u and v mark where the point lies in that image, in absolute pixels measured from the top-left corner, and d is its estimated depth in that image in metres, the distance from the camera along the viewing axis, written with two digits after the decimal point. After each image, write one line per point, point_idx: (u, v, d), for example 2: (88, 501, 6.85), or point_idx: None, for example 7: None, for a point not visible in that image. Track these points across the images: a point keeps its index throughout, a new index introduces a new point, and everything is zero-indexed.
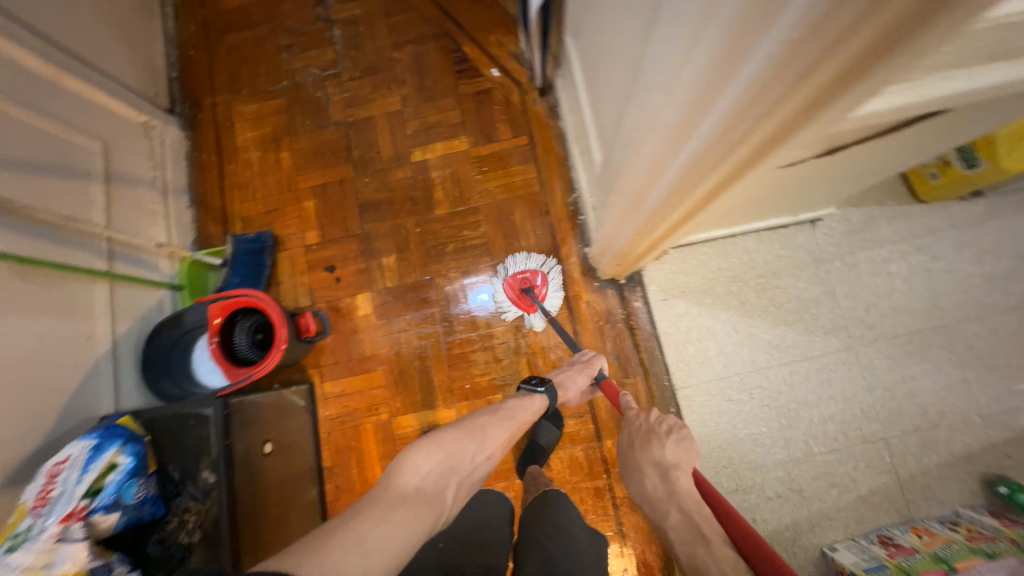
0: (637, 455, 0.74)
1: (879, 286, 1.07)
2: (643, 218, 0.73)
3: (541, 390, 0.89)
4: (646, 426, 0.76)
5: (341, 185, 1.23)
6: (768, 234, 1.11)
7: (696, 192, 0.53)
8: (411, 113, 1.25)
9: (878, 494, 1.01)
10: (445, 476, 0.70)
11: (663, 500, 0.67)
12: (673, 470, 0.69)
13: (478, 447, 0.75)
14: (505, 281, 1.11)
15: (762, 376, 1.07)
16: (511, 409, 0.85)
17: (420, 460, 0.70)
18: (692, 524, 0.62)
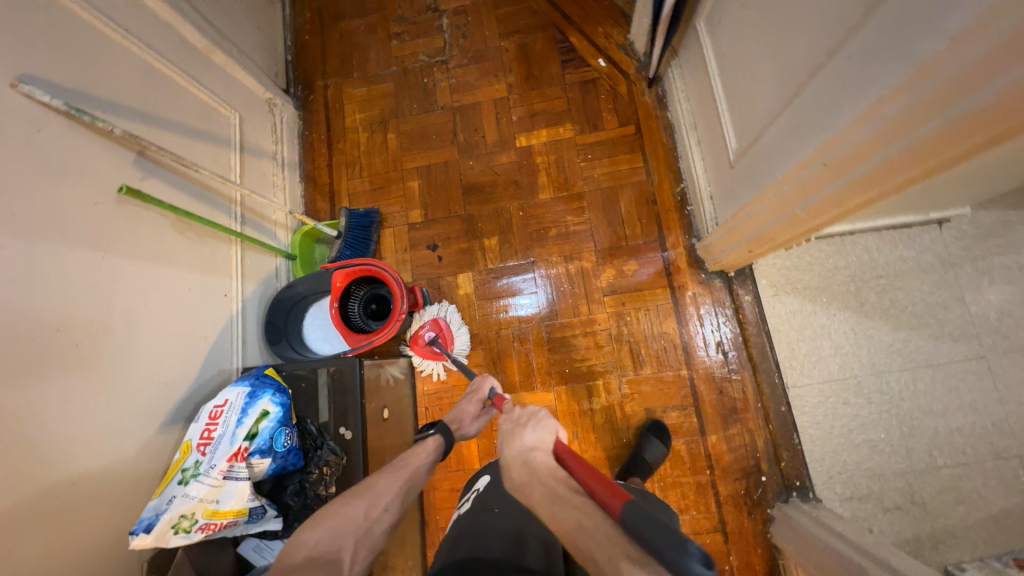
0: (502, 453, 0.69)
1: (1015, 294, 1.01)
2: (804, 219, 0.69)
3: (433, 432, 0.82)
4: (509, 425, 0.72)
5: (446, 167, 1.25)
6: (890, 233, 1.06)
7: (899, 183, 0.54)
8: (517, 101, 1.26)
9: (1011, 515, 0.94)
10: (337, 539, 0.59)
11: (525, 482, 0.63)
12: (531, 453, 0.66)
13: (373, 503, 0.64)
14: (410, 341, 1.13)
15: (882, 381, 1.02)
16: (400, 460, 0.74)
17: (304, 534, 0.60)
18: (552, 491, 0.60)
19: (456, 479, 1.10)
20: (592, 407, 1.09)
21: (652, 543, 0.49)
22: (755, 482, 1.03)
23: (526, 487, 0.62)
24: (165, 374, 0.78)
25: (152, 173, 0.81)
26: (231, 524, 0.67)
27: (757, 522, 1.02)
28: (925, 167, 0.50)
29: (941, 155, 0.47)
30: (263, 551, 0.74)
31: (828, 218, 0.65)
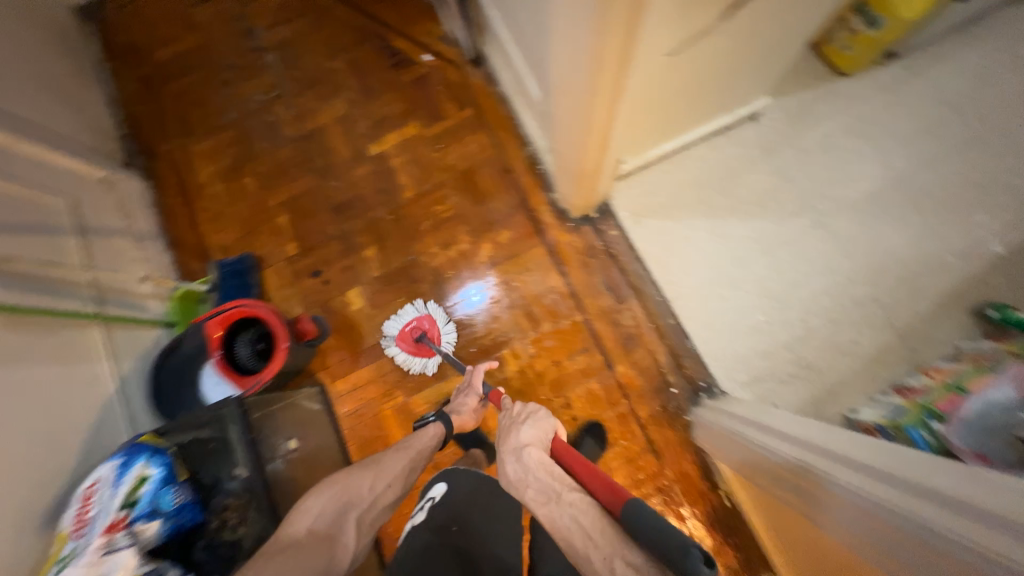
0: (500, 448, 0.75)
1: (831, 160, 1.13)
2: (586, 135, 0.76)
3: (433, 419, 0.91)
4: (508, 422, 0.80)
5: (309, 194, 1.26)
6: (717, 139, 1.16)
7: (613, 68, 0.59)
8: (360, 113, 1.29)
9: (882, 351, 1.04)
10: (340, 513, 0.72)
11: (519, 478, 0.67)
12: (524, 447, 0.72)
13: (374, 479, 0.77)
14: (397, 336, 1.13)
15: (748, 270, 1.10)
16: (407, 442, 0.86)
17: (309, 504, 0.71)
18: (543, 485, 0.64)
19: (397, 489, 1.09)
20: (507, 376, 1.12)
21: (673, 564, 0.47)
22: (669, 396, 1.09)
23: (519, 481, 0.66)
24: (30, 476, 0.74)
25: None
26: None
27: (681, 431, 1.07)
28: (616, 44, 0.55)
29: (614, 28, 0.53)
30: None
31: (595, 127, 0.73)
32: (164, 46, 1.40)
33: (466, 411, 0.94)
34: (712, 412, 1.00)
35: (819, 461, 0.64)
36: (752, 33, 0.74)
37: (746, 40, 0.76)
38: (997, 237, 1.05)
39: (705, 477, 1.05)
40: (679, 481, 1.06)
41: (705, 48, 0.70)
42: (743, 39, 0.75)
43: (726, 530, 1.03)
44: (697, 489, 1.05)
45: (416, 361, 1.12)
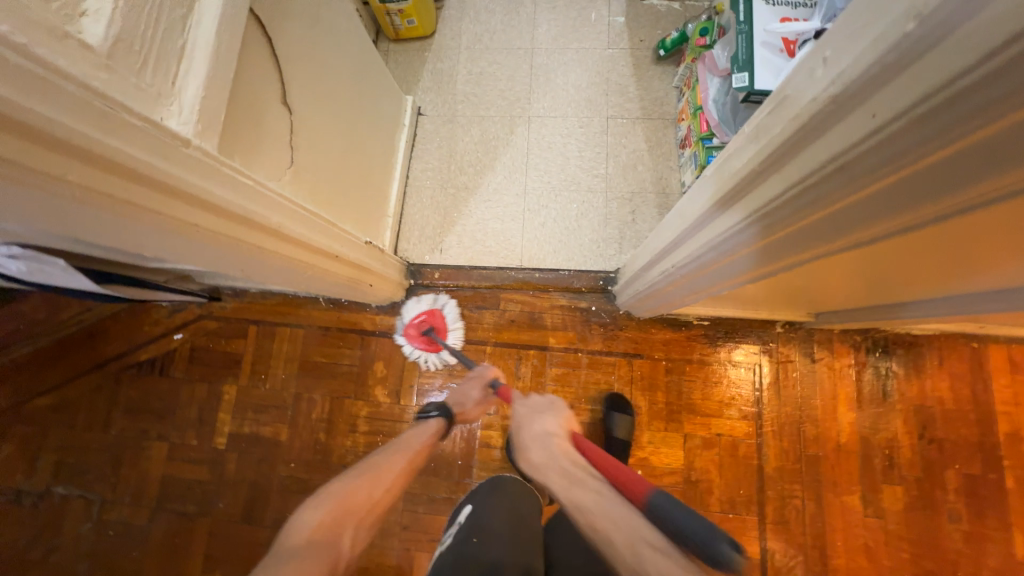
0: (523, 435, 0.70)
1: (489, 82, 1.27)
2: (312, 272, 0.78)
3: (433, 414, 0.91)
4: (527, 410, 0.74)
5: (216, 533, 1.11)
6: (417, 149, 1.24)
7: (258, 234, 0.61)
8: (179, 432, 1.18)
9: (651, 136, 1.20)
10: (340, 522, 0.64)
11: (542, 463, 0.64)
12: (551, 435, 0.68)
13: (373, 483, 0.73)
14: (406, 332, 1.12)
15: (533, 192, 1.19)
16: (403, 441, 0.84)
17: (304, 515, 0.64)
18: (569, 471, 0.61)
19: None
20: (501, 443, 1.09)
21: (675, 528, 0.51)
22: (596, 314, 1.12)
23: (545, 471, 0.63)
24: None
25: None
26: None
27: (630, 323, 1.11)
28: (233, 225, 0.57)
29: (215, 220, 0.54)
30: None
31: (308, 260, 0.74)
32: None
33: (470, 402, 0.93)
34: (671, 274, 0.74)
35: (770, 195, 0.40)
36: (327, 93, 0.81)
37: (331, 107, 0.82)
38: (613, 15, 1.27)
39: (678, 325, 1.09)
40: (671, 348, 1.09)
41: (305, 145, 0.75)
42: (326, 103, 0.80)
43: (729, 337, 1.08)
44: (684, 341, 1.09)
45: (425, 355, 1.11)
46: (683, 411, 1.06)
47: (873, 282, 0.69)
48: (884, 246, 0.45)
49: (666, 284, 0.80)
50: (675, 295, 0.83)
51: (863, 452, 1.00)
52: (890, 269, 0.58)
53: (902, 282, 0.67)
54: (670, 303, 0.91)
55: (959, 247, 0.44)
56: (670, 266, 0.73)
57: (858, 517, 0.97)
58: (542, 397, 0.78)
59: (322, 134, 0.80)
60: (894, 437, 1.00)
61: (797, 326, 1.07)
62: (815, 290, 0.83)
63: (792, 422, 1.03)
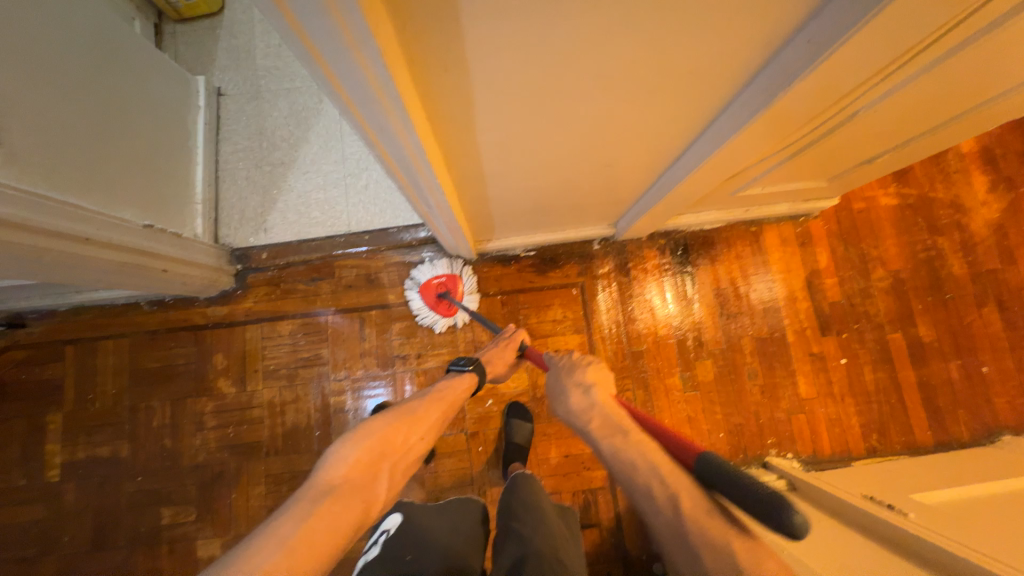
0: (558, 385, 0.82)
1: (288, 52, 1.23)
2: (57, 259, 0.74)
3: (468, 367, 0.89)
4: (568, 363, 0.84)
5: (66, 571, 1.03)
6: (221, 131, 1.19)
7: None
8: (1, 477, 1.07)
9: None
10: (377, 462, 0.67)
11: (582, 412, 0.76)
12: (589, 387, 0.78)
13: (409, 430, 0.73)
14: (421, 288, 1.11)
15: (351, 157, 1.19)
16: (444, 391, 0.84)
17: (346, 452, 0.66)
18: (611, 422, 0.71)
19: None
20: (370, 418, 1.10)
21: (726, 491, 0.52)
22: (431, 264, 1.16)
23: (585, 418, 0.75)
24: None
25: None
26: None
27: (463, 266, 1.16)
28: None
29: None
30: None
31: (40, 245, 0.69)
32: None
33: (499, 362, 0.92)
34: (387, 159, 0.62)
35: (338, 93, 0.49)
36: (59, 69, 0.76)
37: (64, 84, 0.77)
38: None
39: (508, 260, 1.16)
40: (504, 282, 1.15)
41: (23, 126, 0.69)
42: (60, 80, 0.76)
43: (553, 261, 1.16)
44: (514, 273, 1.16)
45: (433, 315, 1.11)
46: None
47: (590, 167, 0.76)
48: (491, 96, 0.49)
49: (397, 174, 0.68)
50: (416, 188, 0.73)
51: (677, 339, 1.13)
52: (579, 137, 0.63)
53: (611, 164, 0.76)
54: (436, 211, 0.83)
55: (541, 105, 0.52)
56: (380, 151, 0.60)
57: (679, 395, 1.10)
58: (572, 352, 0.87)
59: (58, 109, 0.76)
60: (702, 319, 1.14)
61: (610, 241, 1.18)
62: (565, 191, 0.86)
63: (616, 327, 1.14)
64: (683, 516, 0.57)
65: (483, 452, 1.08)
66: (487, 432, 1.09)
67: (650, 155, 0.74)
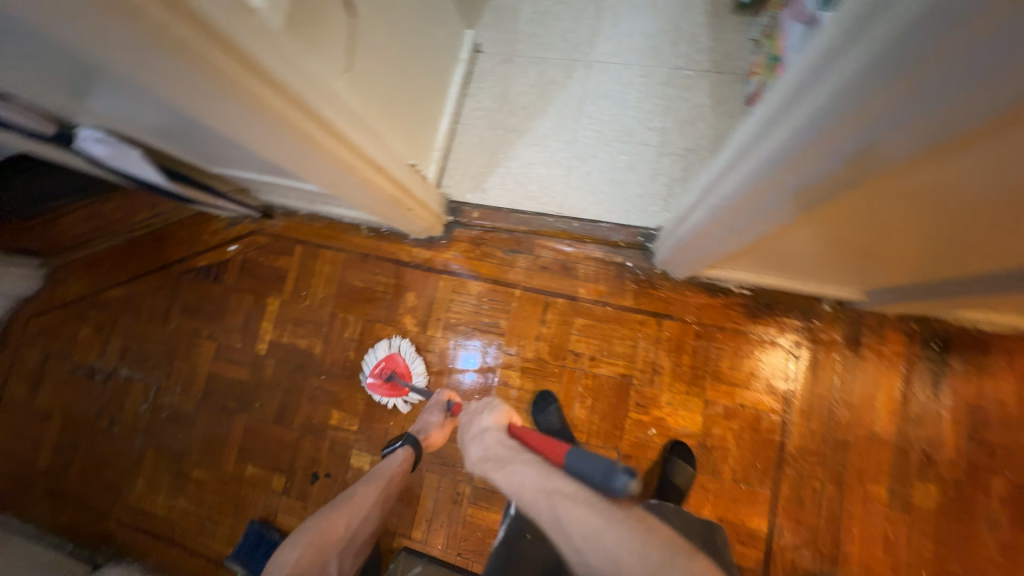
0: (464, 434, 0.78)
1: (551, 22, 1.23)
2: (357, 180, 0.80)
3: (399, 445, 0.95)
4: (467, 416, 0.80)
5: (250, 430, 1.22)
6: (471, 86, 1.23)
7: (313, 129, 0.65)
8: (226, 336, 1.28)
9: (716, 92, 1.13)
10: (316, 559, 0.80)
11: (479, 461, 0.70)
12: (485, 430, 0.73)
13: (350, 514, 0.86)
14: (370, 384, 1.14)
15: (582, 140, 1.16)
16: (376, 472, 0.93)
17: (284, 558, 0.80)
18: (497, 455, 0.68)
19: None
20: (528, 405, 1.09)
21: (589, 480, 0.57)
22: (631, 271, 1.10)
23: (483, 467, 0.69)
24: None
25: None
26: None
27: (664, 283, 1.08)
28: (291, 109, 0.60)
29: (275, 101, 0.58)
30: None
31: (356, 167, 0.76)
32: (36, 452, 1.33)
33: (430, 428, 0.95)
34: (773, 180, 0.54)
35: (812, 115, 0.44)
36: (396, 7, 0.82)
37: (395, 23, 0.83)
38: None
39: (717, 291, 1.06)
40: (705, 313, 1.05)
41: (363, 50, 0.75)
42: (393, 19, 0.82)
43: (771, 308, 1.03)
44: (720, 307, 1.05)
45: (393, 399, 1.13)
46: (707, 378, 1.03)
47: (945, 247, 0.63)
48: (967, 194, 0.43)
49: (746, 194, 0.60)
50: (741, 213, 0.65)
51: (899, 445, 0.94)
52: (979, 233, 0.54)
53: (974, 252, 0.62)
54: (722, 238, 0.74)
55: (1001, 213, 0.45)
56: (779, 169, 0.52)
57: (880, 509, 0.93)
58: (471, 402, 0.83)
59: (385, 44, 0.81)
60: (939, 433, 0.93)
61: (848, 306, 1.01)
62: (875, 252, 0.73)
63: (823, 405, 0.98)
64: (558, 508, 0.57)
65: None
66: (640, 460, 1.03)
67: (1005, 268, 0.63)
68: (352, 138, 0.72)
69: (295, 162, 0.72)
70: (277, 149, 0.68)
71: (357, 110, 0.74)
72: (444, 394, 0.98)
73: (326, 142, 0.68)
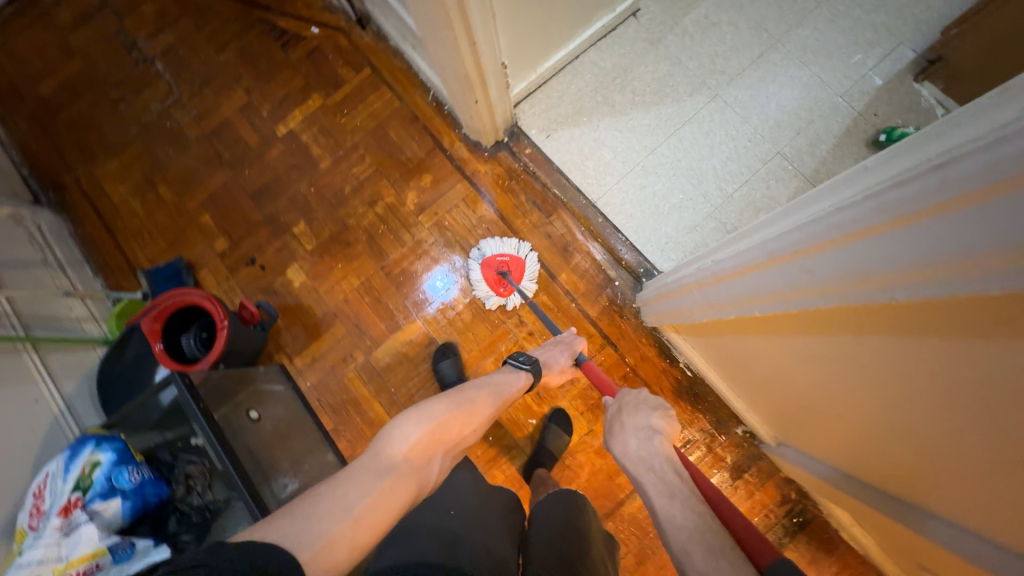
0: (621, 421, 0.67)
1: (712, 37, 1.18)
2: (450, 43, 0.79)
3: (525, 367, 0.87)
4: (635, 401, 0.70)
5: (227, 188, 1.25)
6: (605, 41, 1.19)
7: None
8: (259, 99, 1.29)
9: (796, 198, 1.10)
10: (433, 447, 0.64)
11: (642, 461, 0.60)
12: (655, 435, 0.63)
13: (468, 422, 0.71)
14: (482, 261, 1.12)
15: (659, 155, 1.15)
16: (499, 384, 0.82)
17: (408, 427, 0.63)
18: (668, 485, 0.56)
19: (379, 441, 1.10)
20: (454, 332, 1.13)
21: None
22: (614, 290, 1.12)
23: (640, 464, 0.60)
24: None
25: None
26: (94, 570, 0.64)
27: (632, 318, 1.11)
28: None
29: None
30: None
31: (457, 31, 0.75)
32: (46, 78, 1.36)
33: (558, 367, 0.91)
34: (758, 266, 0.58)
35: (793, 231, 0.51)
36: None
37: None
38: (874, 72, 1.13)
39: (665, 355, 1.09)
40: (642, 365, 1.09)
41: None
42: None
43: (695, 398, 1.07)
44: (658, 368, 1.09)
45: (484, 288, 1.11)
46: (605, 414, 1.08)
47: (834, 421, 0.70)
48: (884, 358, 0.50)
49: (731, 270, 0.65)
50: (722, 286, 0.69)
51: None
52: (862, 418, 0.62)
53: (867, 444, 0.66)
54: (697, 303, 0.80)
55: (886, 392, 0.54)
56: (766, 259, 0.57)
57: None
58: (634, 392, 0.74)
59: None
60: None
61: (755, 442, 1.04)
62: (796, 400, 0.78)
63: None
64: None
65: (489, 443, 1.09)
66: (507, 436, 1.10)
67: (864, 466, 0.72)
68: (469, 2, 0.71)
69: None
70: None
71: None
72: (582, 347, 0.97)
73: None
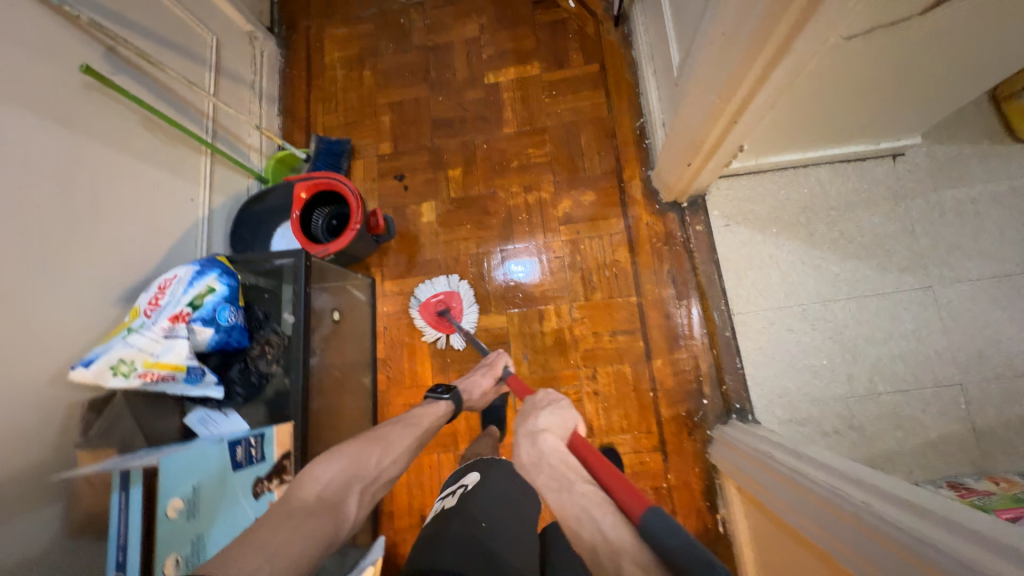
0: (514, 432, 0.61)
1: (966, 226, 1.01)
2: (709, 110, 0.73)
3: (444, 397, 0.86)
4: (526, 408, 0.65)
5: (417, 103, 1.29)
6: (843, 166, 1.07)
7: (757, 61, 0.59)
8: (487, 40, 1.30)
9: (949, 441, 0.94)
10: (347, 486, 0.63)
11: (532, 462, 0.53)
12: (541, 432, 0.57)
13: (383, 455, 0.69)
14: (420, 308, 1.15)
15: (827, 309, 1.02)
16: (415, 419, 0.79)
17: (317, 472, 0.63)
18: (562, 474, 0.50)
19: (413, 394, 1.15)
20: (529, 347, 1.12)
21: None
22: (698, 405, 1.05)
23: (532, 469, 0.52)
24: (137, 255, 0.87)
25: (121, 70, 0.87)
26: (168, 378, 0.71)
27: (697, 442, 1.04)
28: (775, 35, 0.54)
29: (786, 12, 0.51)
30: (208, 425, 0.77)
31: (725, 106, 0.70)
32: None
33: (479, 391, 0.90)
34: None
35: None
36: (933, 57, 0.67)
37: (913, 67, 0.69)
38: None
39: (706, 496, 1.01)
40: (679, 489, 1.02)
41: (876, 48, 0.62)
42: (914, 65, 0.68)
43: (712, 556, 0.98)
44: (694, 505, 1.01)
45: (432, 332, 1.14)
46: None
47: None
48: None
49: (904, 545, 0.50)
50: (871, 542, 0.55)
51: None
52: None
53: None
54: (806, 505, 0.69)
55: None
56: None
57: None
58: (535, 393, 0.69)
59: (880, 74, 0.69)
60: None
61: None
62: None
63: None
64: None
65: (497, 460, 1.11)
66: None
67: None
68: (762, 93, 0.65)
69: (715, 50, 0.66)
70: (724, 22, 0.62)
71: (795, 85, 0.66)
72: (506, 365, 0.97)
73: (746, 75, 0.62)
